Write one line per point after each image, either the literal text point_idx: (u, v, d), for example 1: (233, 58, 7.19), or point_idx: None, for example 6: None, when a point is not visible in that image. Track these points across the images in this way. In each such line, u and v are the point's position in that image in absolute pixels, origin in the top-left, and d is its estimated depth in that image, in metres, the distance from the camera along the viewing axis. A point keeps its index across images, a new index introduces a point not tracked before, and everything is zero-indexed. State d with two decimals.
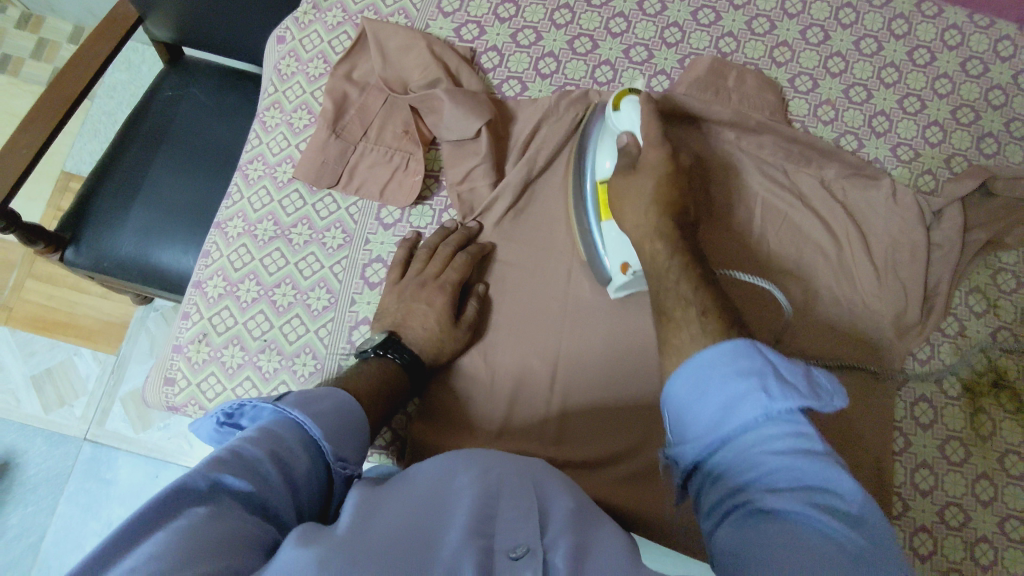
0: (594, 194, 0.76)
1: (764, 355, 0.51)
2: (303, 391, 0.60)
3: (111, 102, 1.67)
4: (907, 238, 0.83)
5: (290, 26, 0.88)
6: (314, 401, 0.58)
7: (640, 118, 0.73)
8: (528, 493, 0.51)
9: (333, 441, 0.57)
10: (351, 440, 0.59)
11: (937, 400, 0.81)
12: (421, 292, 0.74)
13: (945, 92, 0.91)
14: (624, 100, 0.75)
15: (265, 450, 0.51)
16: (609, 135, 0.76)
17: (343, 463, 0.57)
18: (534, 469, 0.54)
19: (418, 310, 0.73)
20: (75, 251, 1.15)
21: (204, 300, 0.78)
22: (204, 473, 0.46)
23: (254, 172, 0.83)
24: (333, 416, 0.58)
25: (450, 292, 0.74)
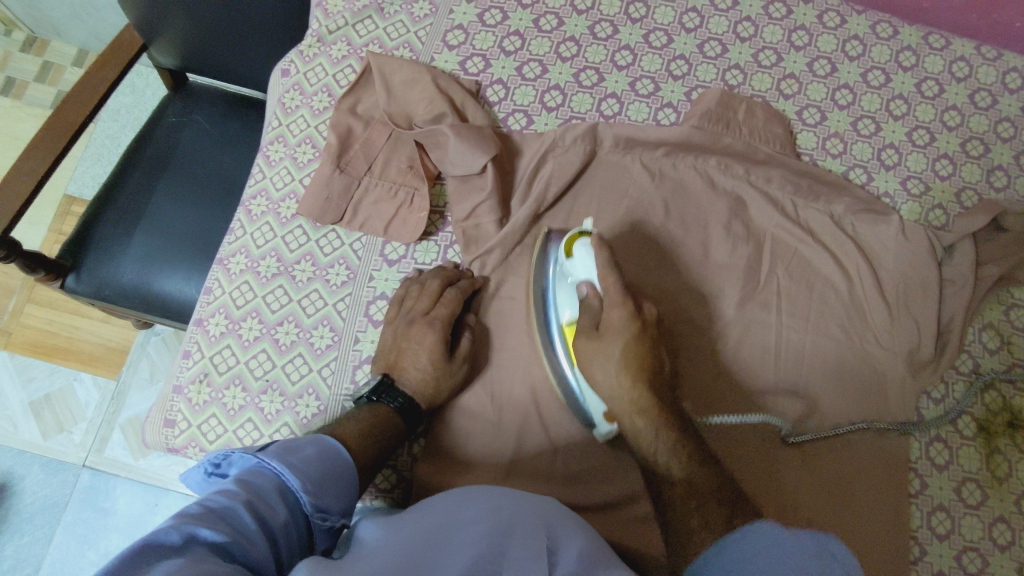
0: (561, 338, 0.73)
1: (782, 539, 0.53)
2: (285, 440, 0.58)
3: (114, 125, 1.66)
4: (919, 274, 0.82)
5: (295, 59, 0.87)
6: (297, 447, 0.57)
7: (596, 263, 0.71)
8: (539, 533, 0.51)
9: (314, 490, 0.55)
10: (338, 487, 0.58)
11: (952, 441, 0.79)
12: (411, 331, 0.72)
13: (955, 125, 0.90)
14: (578, 244, 0.73)
15: (243, 501, 0.49)
16: (566, 284, 0.74)
17: (323, 515, 0.56)
18: (531, 511, 0.54)
19: (409, 349, 0.72)
20: (76, 279, 1.14)
21: (205, 338, 0.77)
22: (177, 526, 0.44)
23: (257, 207, 0.81)
24: (318, 463, 0.57)
25: (442, 329, 0.72)
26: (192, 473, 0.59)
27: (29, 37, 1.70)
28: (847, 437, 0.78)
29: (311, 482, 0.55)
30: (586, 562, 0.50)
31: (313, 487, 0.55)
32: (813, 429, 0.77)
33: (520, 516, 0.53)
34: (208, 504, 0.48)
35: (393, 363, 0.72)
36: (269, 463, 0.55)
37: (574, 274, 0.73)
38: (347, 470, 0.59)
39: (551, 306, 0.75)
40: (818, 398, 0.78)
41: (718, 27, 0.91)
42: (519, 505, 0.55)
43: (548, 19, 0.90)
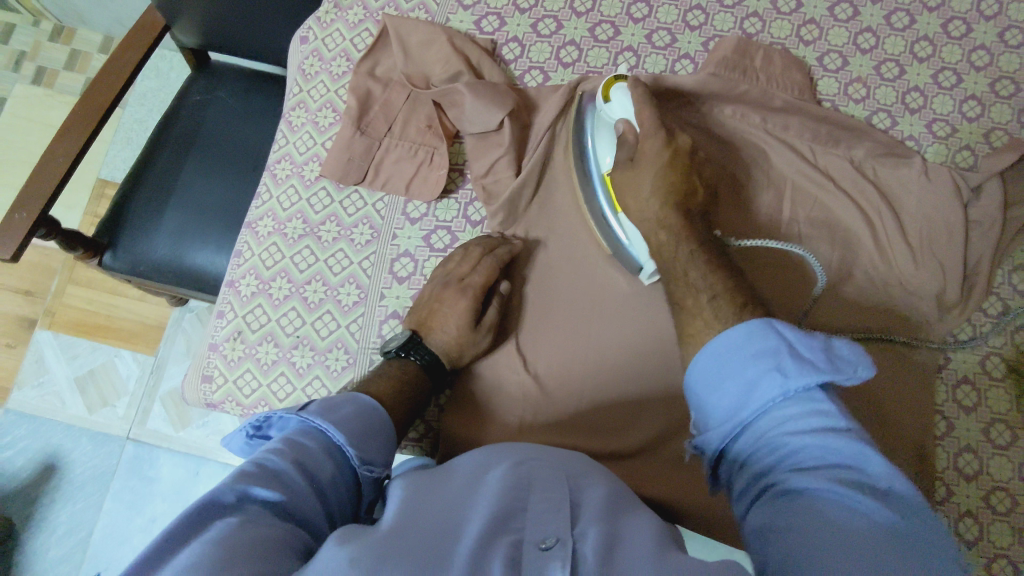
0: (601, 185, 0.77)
1: (778, 333, 0.52)
2: (325, 398, 0.61)
3: (142, 109, 1.71)
4: (944, 215, 0.81)
5: (313, 26, 0.88)
6: (338, 406, 0.60)
7: (632, 103, 0.73)
8: (560, 484, 0.53)
9: (357, 446, 0.58)
10: (377, 442, 0.60)
11: (980, 382, 0.79)
12: (444, 294, 0.74)
13: (983, 65, 0.87)
14: (613, 89, 0.75)
15: (291, 459, 0.52)
16: (604, 126, 0.76)
17: (370, 467, 0.58)
18: (567, 465, 0.57)
19: (440, 312, 0.74)
20: (112, 256, 1.18)
21: (238, 298, 0.79)
22: (232, 487, 0.48)
23: (282, 171, 0.84)
24: (357, 419, 0.60)
25: (473, 296, 0.73)
26: (235, 436, 0.63)
27: (57, 25, 1.75)
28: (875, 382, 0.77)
29: (353, 438, 0.58)
30: (610, 507, 0.52)
31: (356, 442, 0.58)
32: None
33: (540, 469, 0.55)
34: (259, 462, 0.51)
35: (425, 317, 0.75)
36: (313, 423, 0.58)
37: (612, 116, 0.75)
38: (384, 424, 0.62)
39: (592, 155, 0.78)
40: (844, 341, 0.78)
41: None
42: (536, 460, 0.56)
43: None
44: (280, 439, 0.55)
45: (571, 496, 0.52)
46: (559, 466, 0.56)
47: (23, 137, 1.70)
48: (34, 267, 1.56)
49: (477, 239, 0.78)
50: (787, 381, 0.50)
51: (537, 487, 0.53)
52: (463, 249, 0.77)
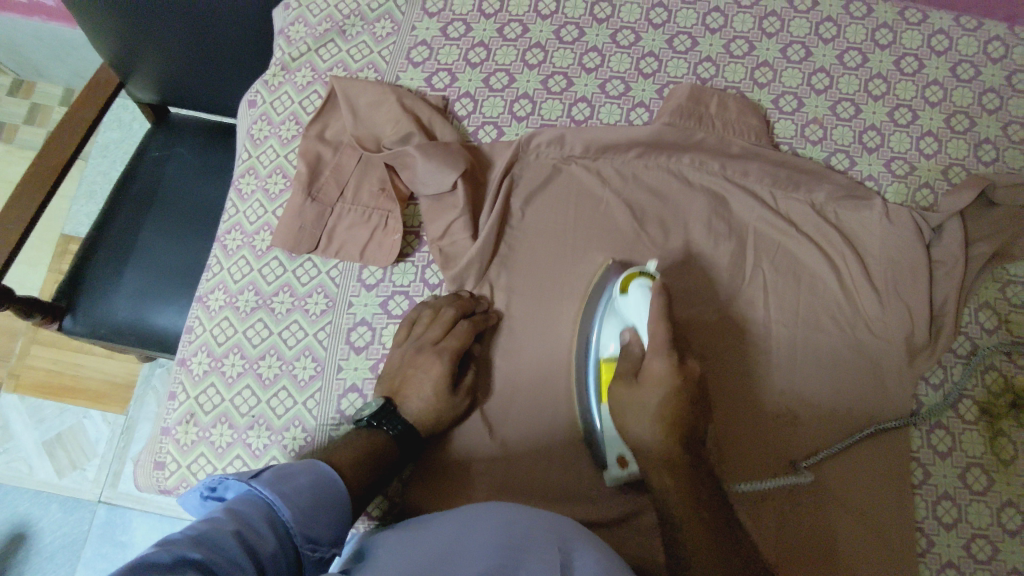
0: (595, 373, 0.72)
1: None
2: (277, 467, 0.57)
3: (105, 161, 1.68)
4: (907, 256, 0.80)
5: (260, 89, 0.87)
6: (291, 475, 0.57)
7: (646, 310, 0.66)
8: (554, 546, 0.51)
9: (304, 520, 0.54)
10: (332, 516, 0.56)
11: (954, 427, 0.77)
12: (418, 358, 0.72)
13: (937, 101, 0.87)
14: (634, 284, 0.69)
15: (229, 530, 0.48)
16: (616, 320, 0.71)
17: (314, 546, 0.55)
18: (552, 526, 0.54)
19: (414, 377, 0.71)
20: (72, 320, 1.15)
21: (189, 378, 0.77)
22: (165, 549, 0.43)
23: (233, 242, 0.81)
24: (310, 492, 0.56)
25: (448, 359, 0.71)
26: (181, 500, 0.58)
27: (15, 80, 1.72)
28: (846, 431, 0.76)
29: (301, 511, 0.54)
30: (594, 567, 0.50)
31: (304, 516, 0.54)
32: (812, 420, 0.76)
33: (537, 529, 0.53)
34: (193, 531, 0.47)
35: (398, 383, 0.72)
36: (261, 493, 0.54)
37: (625, 313, 0.69)
38: (340, 496, 0.59)
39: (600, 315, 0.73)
40: (816, 390, 0.77)
41: (687, 20, 0.89)
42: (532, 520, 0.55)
43: (512, 27, 0.88)
44: (221, 509, 0.51)
45: (560, 558, 0.50)
46: (556, 528, 0.54)
47: None
48: None
49: (445, 300, 0.76)
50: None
51: (532, 547, 0.51)
52: (430, 311, 0.75)
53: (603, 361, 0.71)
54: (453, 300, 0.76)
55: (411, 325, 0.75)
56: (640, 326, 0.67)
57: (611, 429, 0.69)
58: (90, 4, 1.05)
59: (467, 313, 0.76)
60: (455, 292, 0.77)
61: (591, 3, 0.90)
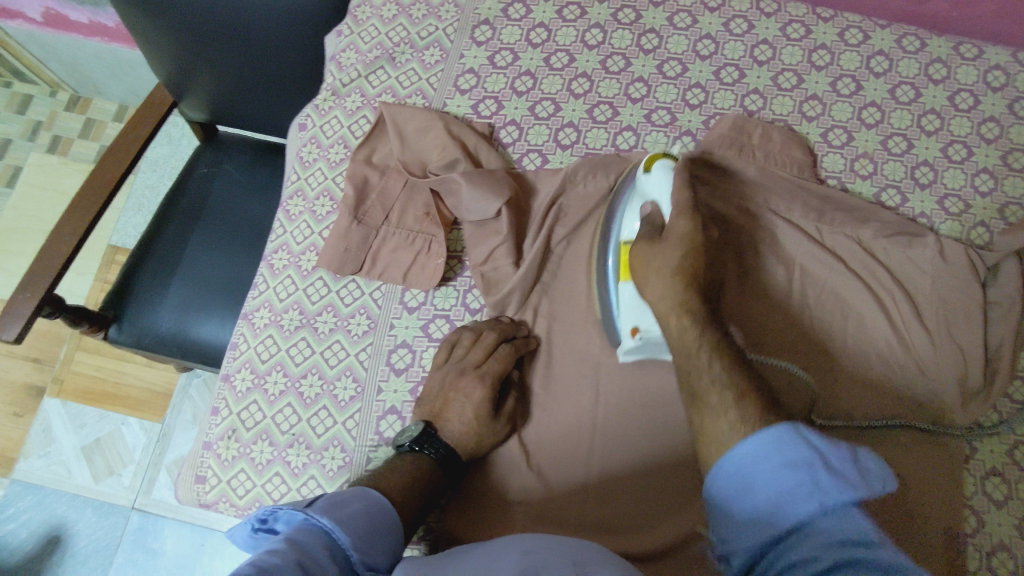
0: (616, 254, 0.76)
1: (807, 440, 0.48)
2: (330, 495, 0.58)
3: (153, 175, 1.74)
4: (960, 295, 0.77)
5: (311, 113, 0.89)
6: (344, 503, 0.58)
7: (669, 186, 0.71)
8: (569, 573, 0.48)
9: (361, 547, 0.55)
10: (383, 544, 0.57)
11: (1010, 474, 0.74)
12: (460, 382, 0.72)
13: (994, 137, 0.85)
14: (656, 164, 0.73)
15: (294, 560, 0.48)
16: (638, 200, 0.75)
17: (372, 572, 0.55)
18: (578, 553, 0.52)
19: (455, 401, 0.71)
20: (117, 329, 1.18)
21: (233, 393, 0.78)
22: None
23: (279, 261, 0.83)
24: (364, 518, 0.57)
25: (490, 385, 0.71)
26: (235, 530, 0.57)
27: (73, 96, 1.80)
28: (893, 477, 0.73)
29: (358, 538, 0.55)
30: None
31: (361, 544, 0.55)
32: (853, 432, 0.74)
33: (552, 557, 0.50)
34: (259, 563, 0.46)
35: (439, 407, 0.72)
36: (318, 521, 0.54)
37: (646, 190, 0.74)
38: (391, 525, 0.60)
39: (620, 222, 0.77)
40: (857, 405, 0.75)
41: (734, 52, 0.89)
42: (553, 545, 0.53)
43: (559, 57, 0.89)
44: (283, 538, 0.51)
45: None
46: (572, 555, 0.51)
47: (35, 205, 1.72)
48: (44, 334, 1.57)
49: (487, 325, 0.76)
50: (823, 496, 0.46)
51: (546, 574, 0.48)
52: (472, 334, 0.75)
53: (623, 244, 0.75)
54: (494, 325, 0.76)
55: (452, 348, 0.75)
56: (662, 201, 0.72)
57: (629, 295, 0.74)
58: (150, 28, 1.09)
59: (508, 338, 0.76)
60: (497, 318, 0.78)
61: (639, 35, 0.90)
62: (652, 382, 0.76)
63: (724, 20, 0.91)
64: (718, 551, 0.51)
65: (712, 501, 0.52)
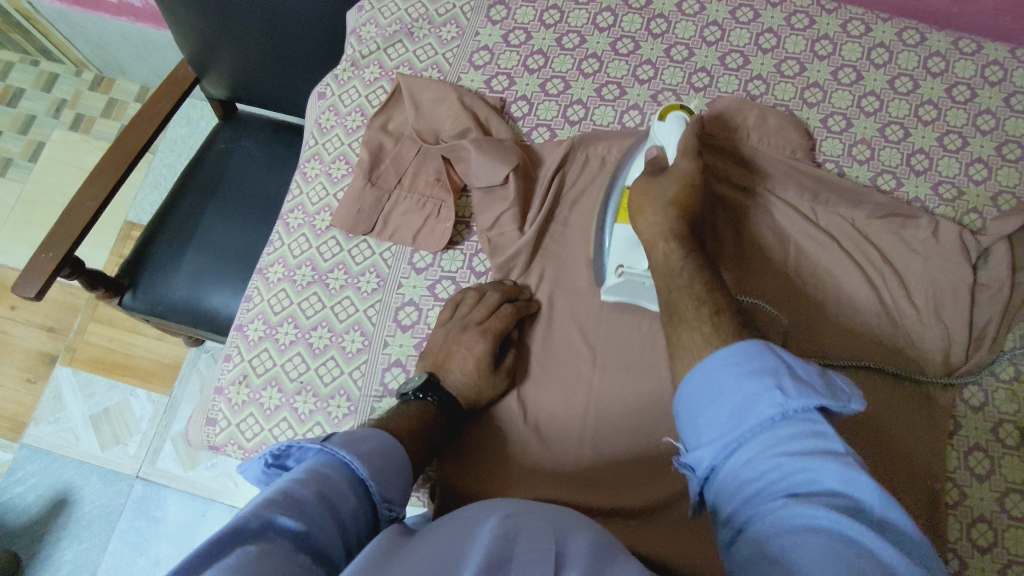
0: (617, 198, 0.79)
1: (775, 355, 0.51)
2: (346, 432, 0.60)
3: (171, 155, 1.78)
4: (949, 277, 0.80)
5: (330, 83, 0.93)
6: (359, 441, 0.59)
7: (676, 137, 0.74)
8: (547, 536, 0.47)
9: (378, 481, 0.57)
10: (396, 478, 0.60)
11: (993, 450, 0.77)
12: (463, 335, 0.75)
13: (989, 129, 0.88)
14: (670, 114, 0.76)
15: (316, 490, 0.51)
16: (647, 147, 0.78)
17: (389, 504, 0.58)
18: (560, 522, 0.51)
19: (458, 353, 0.74)
20: (132, 296, 1.21)
21: (245, 342, 0.81)
22: (258, 515, 0.46)
23: (295, 221, 0.86)
24: (378, 456, 0.59)
25: (491, 339, 0.74)
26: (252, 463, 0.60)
27: (97, 76, 1.85)
28: (881, 451, 0.74)
29: (374, 473, 0.57)
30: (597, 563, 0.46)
31: (377, 476, 0.57)
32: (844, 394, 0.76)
33: (532, 522, 0.49)
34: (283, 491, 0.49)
35: (442, 359, 0.75)
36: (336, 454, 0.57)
37: (656, 137, 0.77)
38: (403, 460, 0.62)
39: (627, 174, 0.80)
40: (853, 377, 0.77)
41: (740, 39, 0.93)
42: (536, 514, 0.51)
43: (570, 38, 0.93)
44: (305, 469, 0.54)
45: (554, 549, 0.46)
46: (552, 520, 0.50)
47: (56, 179, 1.76)
48: (60, 303, 1.61)
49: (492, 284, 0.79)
50: (784, 400, 0.48)
51: (524, 538, 0.47)
52: (478, 292, 0.78)
53: (625, 188, 0.78)
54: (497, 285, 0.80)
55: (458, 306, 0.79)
56: (669, 149, 0.75)
57: (625, 235, 0.77)
58: (178, 4, 1.13)
59: (511, 298, 0.79)
60: (501, 279, 0.81)
61: (648, 19, 0.94)
62: (652, 343, 0.79)
63: (731, 8, 0.94)
64: (680, 459, 0.55)
65: (683, 412, 0.54)
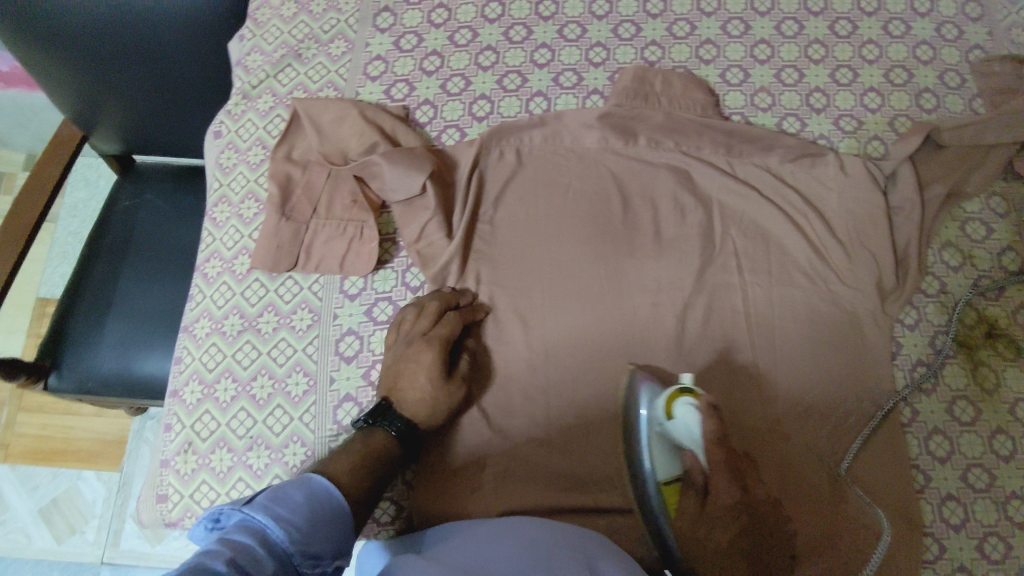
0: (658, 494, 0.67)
1: None
2: (275, 487, 0.57)
3: (75, 221, 1.68)
4: (865, 207, 0.83)
5: (224, 120, 0.89)
6: (287, 496, 0.56)
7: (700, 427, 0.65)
8: (573, 562, 0.55)
9: (305, 536, 0.54)
10: (331, 531, 0.56)
11: (935, 363, 0.79)
12: (409, 351, 0.72)
13: (875, 58, 0.91)
14: (677, 403, 0.67)
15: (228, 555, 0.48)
16: (668, 439, 0.68)
17: (316, 560, 0.54)
18: (583, 546, 0.58)
19: (408, 370, 0.71)
20: (58, 377, 1.12)
21: (183, 408, 0.77)
22: None
23: (213, 270, 0.82)
24: (308, 507, 0.56)
25: (439, 348, 0.72)
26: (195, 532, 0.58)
27: None
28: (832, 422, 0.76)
29: (300, 529, 0.54)
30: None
31: (300, 534, 0.54)
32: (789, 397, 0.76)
33: (559, 550, 0.56)
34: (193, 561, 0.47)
35: (393, 379, 0.72)
36: (254, 517, 0.54)
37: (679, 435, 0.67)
38: (338, 510, 0.58)
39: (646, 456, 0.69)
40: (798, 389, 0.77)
41: (628, 8, 0.93)
42: (550, 537, 0.59)
43: (462, 34, 0.91)
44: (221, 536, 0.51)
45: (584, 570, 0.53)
46: (578, 547, 0.57)
47: None
48: None
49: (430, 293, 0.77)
50: None
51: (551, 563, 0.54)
52: (417, 306, 0.75)
53: (665, 487, 0.67)
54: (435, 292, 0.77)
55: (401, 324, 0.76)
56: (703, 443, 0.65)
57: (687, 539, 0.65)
58: (49, 63, 1.04)
59: (453, 305, 0.77)
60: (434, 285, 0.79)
61: (535, 3, 0.93)
62: (607, 325, 0.78)
63: None
64: None
65: None
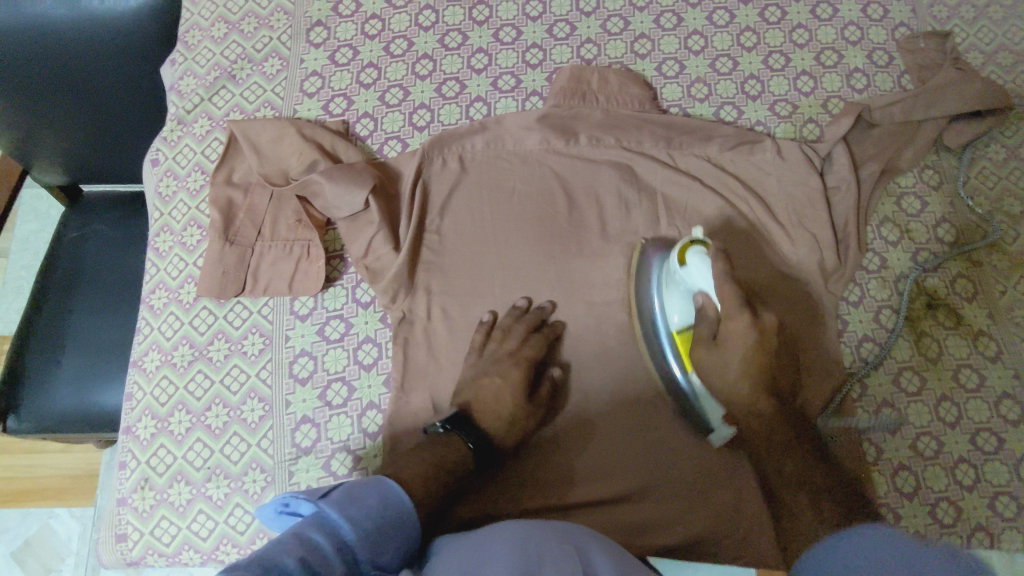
0: (670, 342, 0.72)
1: None
2: (348, 485, 0.55)
3: (26, 254, 1.64)
4: (804, 189, 0.84)
5: (161, 147, 0.87)
6: (360, 497, 0.54)
7: (713, 275, 0.66)
8: (569, 556, 0.49)
9: (371, 542, 0.51)
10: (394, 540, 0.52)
11: (880, 338, 0.82)
12: (495, 365, 0.72)
13: (805, 42, 0.93)
14: (690, 253, 0.69)
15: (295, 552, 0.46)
16: (678, 289, 0.71)
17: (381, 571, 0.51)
18: (575, 538, 0.52)
19: (489, 383, 0.71)
20: (16, 419, 1.10)
21: (137, 444, 0.76)
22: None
23: (158, 301, 0.81)
24: (381, 513, 0.53)
25: (524, 366, 0.72)
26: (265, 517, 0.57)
27: None
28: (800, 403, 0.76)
29: (370, 534, 0.51)
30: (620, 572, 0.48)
31: (368, 541, 0.51)
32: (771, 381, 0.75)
33: (549, 543, 0.50)
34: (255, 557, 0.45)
35: (468, 394, 0.71)
36: (328, 515, 0.52)
37: (689, 282, 0.69)
38: (410, 519, 0.55)
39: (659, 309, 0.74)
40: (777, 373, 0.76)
41: (562, 8, 0.93)
42: (543, 533, 0.53)
43: (398, 44, 0.91)
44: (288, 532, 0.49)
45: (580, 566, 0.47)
46: (567, 537, 0.52)
47: None
48: None
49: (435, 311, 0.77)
50: None
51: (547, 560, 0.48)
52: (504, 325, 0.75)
53: (676, 332, 0.71)
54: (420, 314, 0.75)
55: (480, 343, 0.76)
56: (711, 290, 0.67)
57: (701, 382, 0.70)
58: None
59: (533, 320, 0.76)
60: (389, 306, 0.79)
61: (469, 8, 0.93)
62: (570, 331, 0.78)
63: None
64: None
65: None
